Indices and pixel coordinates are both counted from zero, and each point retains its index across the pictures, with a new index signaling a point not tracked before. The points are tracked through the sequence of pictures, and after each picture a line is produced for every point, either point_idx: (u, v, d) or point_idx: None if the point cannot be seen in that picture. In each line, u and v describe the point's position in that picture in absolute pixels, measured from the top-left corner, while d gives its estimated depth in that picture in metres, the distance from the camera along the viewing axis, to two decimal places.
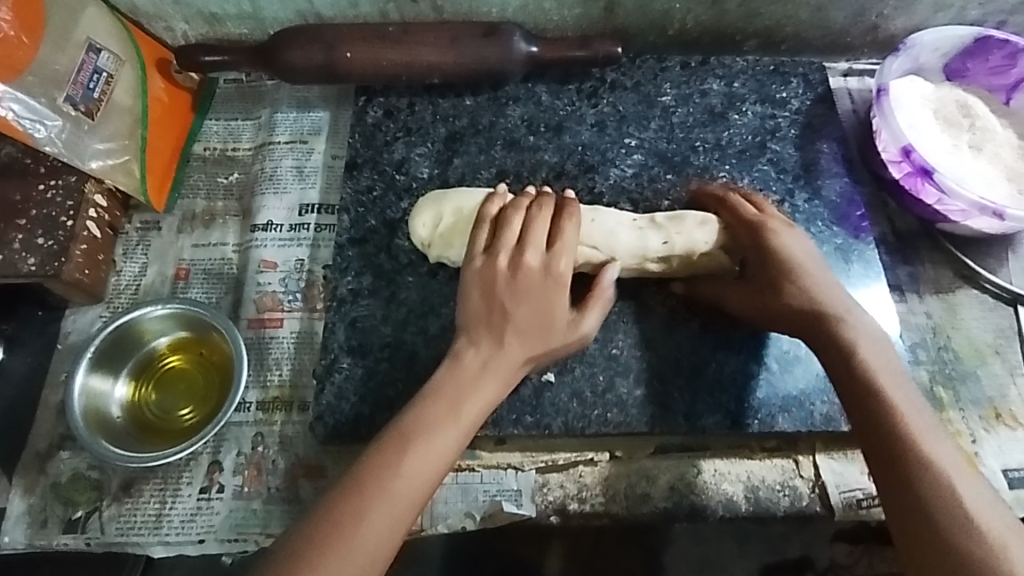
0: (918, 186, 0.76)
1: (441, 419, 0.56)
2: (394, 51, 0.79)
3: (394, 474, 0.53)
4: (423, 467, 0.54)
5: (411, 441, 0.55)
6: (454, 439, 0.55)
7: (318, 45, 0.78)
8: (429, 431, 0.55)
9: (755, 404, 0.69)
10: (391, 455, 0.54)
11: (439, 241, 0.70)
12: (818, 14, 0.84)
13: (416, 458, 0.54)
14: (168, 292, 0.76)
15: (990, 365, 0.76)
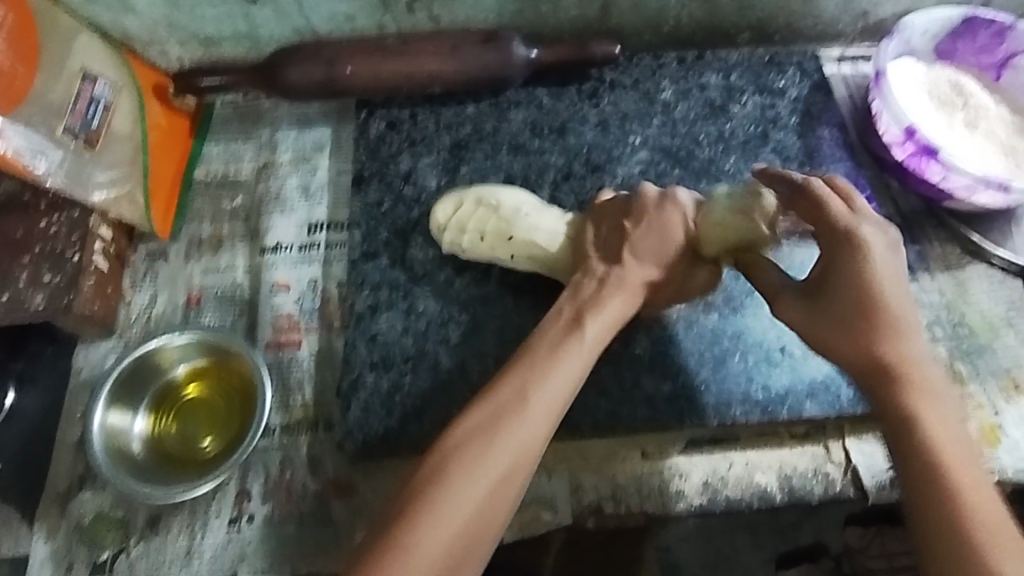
0: (922, 164, 0.76)
1: (528, 397, 0.55)
2: (396, 63, 0.78)
3: (484, 457, 0.52)
4: (516, 451, 0.53)
5: (498, 423, 0.54)
6: (546, 413, 0.55)
7: (319, 61, 0.77)
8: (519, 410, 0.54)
9: (783, 392, 0.69)
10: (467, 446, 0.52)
11: (453, 226, 0.71)
12: (810, 3, 0.85)
13: (504, 440, 0.53)
14: (180, 320, 0.75)
15: (1003, 337, 0.77)
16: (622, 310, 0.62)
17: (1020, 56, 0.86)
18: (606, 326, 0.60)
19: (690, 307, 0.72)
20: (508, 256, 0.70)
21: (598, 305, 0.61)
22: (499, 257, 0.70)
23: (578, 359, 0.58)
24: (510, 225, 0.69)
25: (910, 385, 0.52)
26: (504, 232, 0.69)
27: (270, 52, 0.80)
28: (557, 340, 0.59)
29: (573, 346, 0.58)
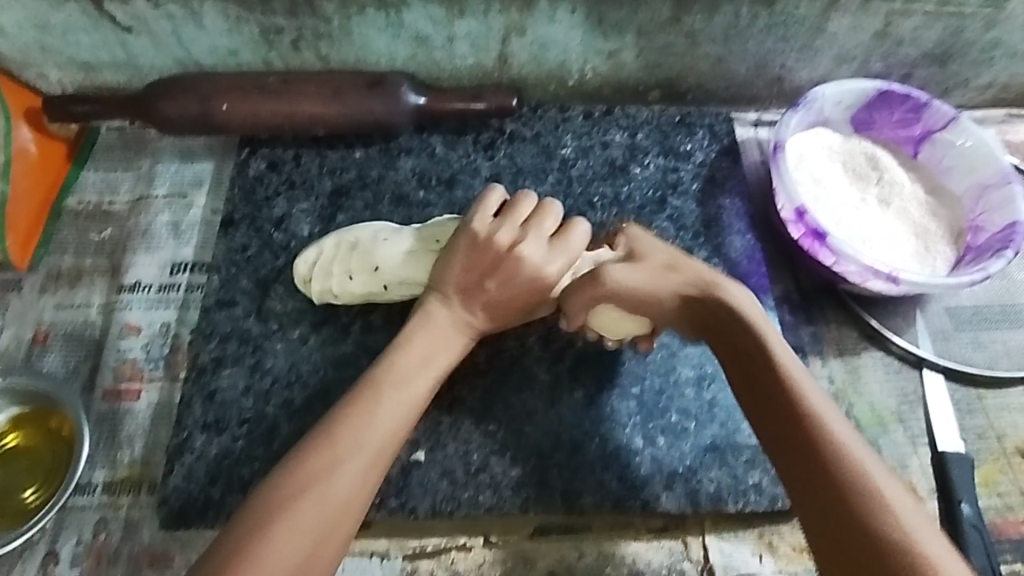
0: (814, 247, 0.73)
1: (367, 419, 0.57)
2: (275, 102, 0.75)
3: (326, 483, 0.53)
4: (355, 471, 0.54)
5: (356, 435, 0.56)
6: (381, 438, 0.56)
7: (193, 96, 0.74)
8: (357, 433, 0.56)
9: (639, 483, 0.65)
10: (313, 472, 0.53)
11: (319, 273, 0.69)
12: (720, 65, 0.81)
13: (346, 467, 0.54)
14: (22, 358, 0.72)
15: (891, 433, 0.72)
16: (455, 357, 0.63)
17: (938, 133, 0.81)
18: (437, 374, 0.62)
19: (553, 383, 0.68)
20: (382, 287, 0.67)
21: (432, 353, 0.62)
22: (374, 293, 0.68)
23: (422, 382, 0.60)
24: (370, 256, 0.67)
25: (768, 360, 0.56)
26: (369, 265, 0.67)
27: (147, 82, 0.77)
28: (397, 367, 0.60)
29: (409, 377, 0.60)
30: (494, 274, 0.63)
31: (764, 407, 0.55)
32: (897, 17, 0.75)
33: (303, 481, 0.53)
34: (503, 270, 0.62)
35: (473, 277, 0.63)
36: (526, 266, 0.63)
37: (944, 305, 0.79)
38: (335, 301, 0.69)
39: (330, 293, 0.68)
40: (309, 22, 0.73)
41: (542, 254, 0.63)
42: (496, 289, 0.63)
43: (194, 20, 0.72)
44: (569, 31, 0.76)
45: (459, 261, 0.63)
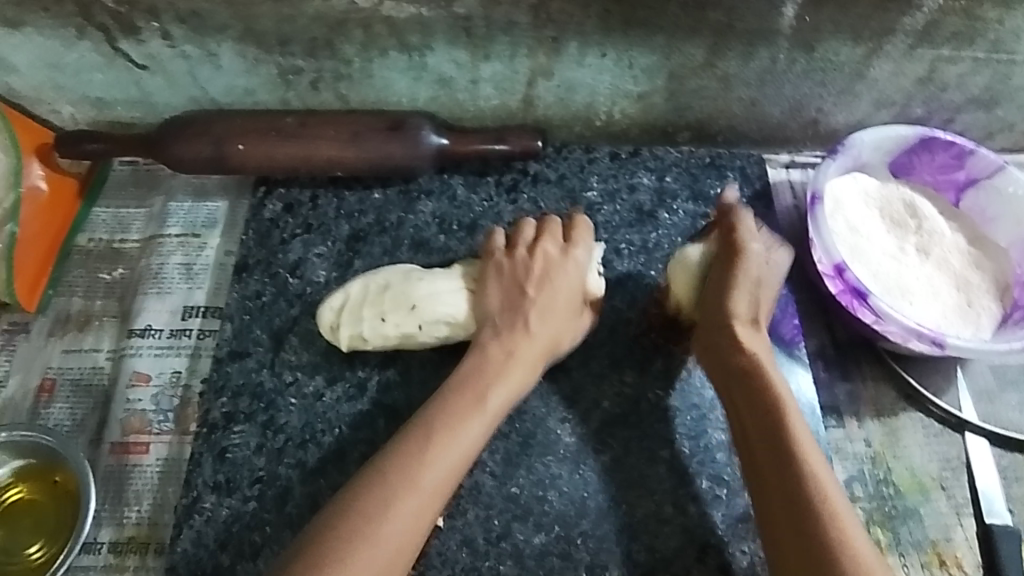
0: (853, 305, 0.70)
1: (424, 456, 0.55)
2: (291, 145, 0.72)
3: (378, 529, 0.52)
4: (410, 508, 0.53)
5: (409, 475, 0.54)
6: (437, 481, 0.55)
7: (208, 137, 0.72)
8: (413, 471, 0.54)
9: (669, 556, 0.61)
10: (355, 520, 0.52)
11: (347, 318, 0.65)
12: (753, 108, 0.78)
13: (403, 506, 0.53)
14: (29, 408, 0.70)
15: (933, 502, 0.69)
16: (520, 388, 0.62)
17: (983, 180, 0.78)
18: (501, 404, 0.60)
19: (579, 446, 0.65)
20: (416, 327, 0.64)
21: (495, 383, 0.60)
22: (407, 334, 0.64)
23: (482, 423, 0.58)
24: (407, 294, 0.64)
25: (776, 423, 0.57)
26: (404, 303, 0.64)
27: (161, 122, 0.75)
28: (450, 411, 0.58)
29: (471, 413, 0.58)
30: (539, 283, 0.64)
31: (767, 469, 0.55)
32: (943, 63, 0.72)
33: (350, 530, 0.51)
34: (549, 274, 0.65)
35: (519, 282, 0.64)
36: (567, 272, 0.65)
37: (988, 363, 0.75)
38: (363, 346, 0.65)
39: (358, 338, 0.65)
40: (329, 63, 0.70)
41: (585, 263, 0.67)
42: (546, 297, 0.64)
43: (210, 61, 0.70)
44: (597, 74, 0.73)
45: (492, 290, 0.65)
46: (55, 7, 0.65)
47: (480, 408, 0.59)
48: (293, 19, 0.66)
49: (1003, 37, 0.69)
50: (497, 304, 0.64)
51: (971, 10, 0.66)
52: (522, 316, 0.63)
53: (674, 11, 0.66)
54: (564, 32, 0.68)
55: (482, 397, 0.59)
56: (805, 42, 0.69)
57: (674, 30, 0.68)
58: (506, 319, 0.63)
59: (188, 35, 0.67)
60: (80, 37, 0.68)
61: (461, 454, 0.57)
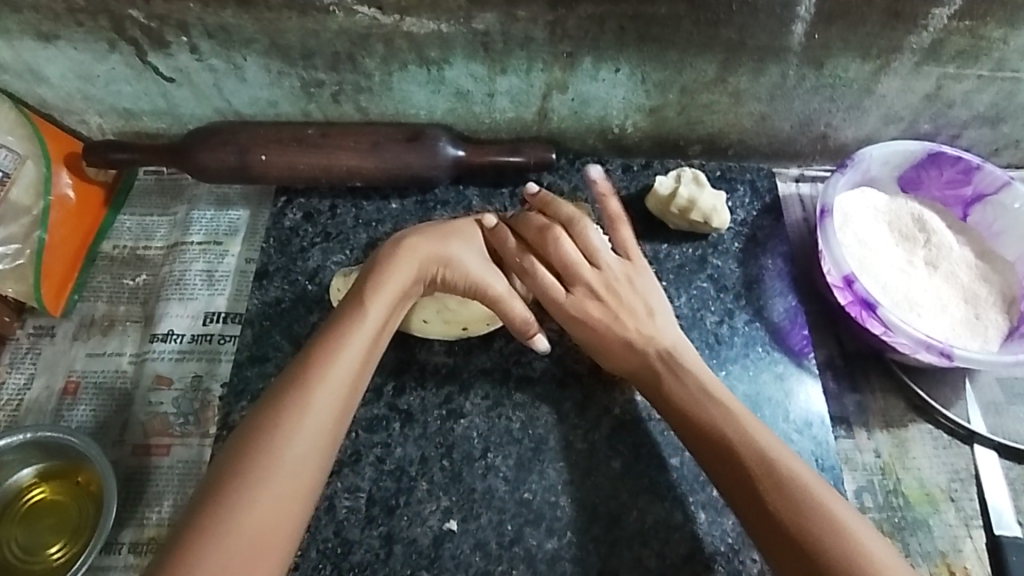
0: (862, 316, 0.71)
1: (338, 346, 0.58)
2: (312, 155, 0.74)
3: (298, 418, 0.54)
4: (324, 393, 0.56)
5: (305, 392, 0.56)
6: (327, 398, 0.56)
7: (232, 147, 0.74)
8: (333, 360, 0.58)
9: (679, 562, 0.62)
10: (286, 416, 0.54)
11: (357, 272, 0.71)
12: (763, 122, 0.79)
13: (299, 421, 0.54)
14: (53, 409, 0.71)
15: (942, 513, 0.69)
16: (403, 287, 0.63)
17: (990, 196, 0.79)
18: (387, 305, 0.62)
19: (590, 453, 0.66)
20: None
21: (377, 286, 0.62)
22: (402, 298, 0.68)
23: (381, 305, 0.62)
24: None
25: (730, 441, 0.57)
26: None
27: (188, 132, 0.77)
28: (340, 328, 0.60)
29: (370, 302, 0.62)
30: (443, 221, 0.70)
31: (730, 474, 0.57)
32: (950, 80, 0.73)
33: (280, 426, 0.54)
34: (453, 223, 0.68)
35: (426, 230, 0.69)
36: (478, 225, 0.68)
37: (996, 376, 0.76)
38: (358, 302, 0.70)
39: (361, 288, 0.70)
40: (350, 77, 0.72)
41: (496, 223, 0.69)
42: (464, 227, 0.68)
43: (236, 74, 0.72)
44: (611, 89, 0.74)
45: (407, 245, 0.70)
46: (89, 23, 0.67)
47: (371, 301, 0.62)
48: (316, 34, 0.68)
49: (1008, 55, 0.71)
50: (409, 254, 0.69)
51: (977, 29, 0.68)
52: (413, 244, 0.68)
53: (686, 28, 0.68)
54: (578, 48, 0.70)
55: (380, 288, 0.62)
56: (814, 59, 0.71)
57: (686, 47, 0.70)
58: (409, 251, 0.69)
59: (215, 49, 0.70)
60: (111, 51, 0.70)
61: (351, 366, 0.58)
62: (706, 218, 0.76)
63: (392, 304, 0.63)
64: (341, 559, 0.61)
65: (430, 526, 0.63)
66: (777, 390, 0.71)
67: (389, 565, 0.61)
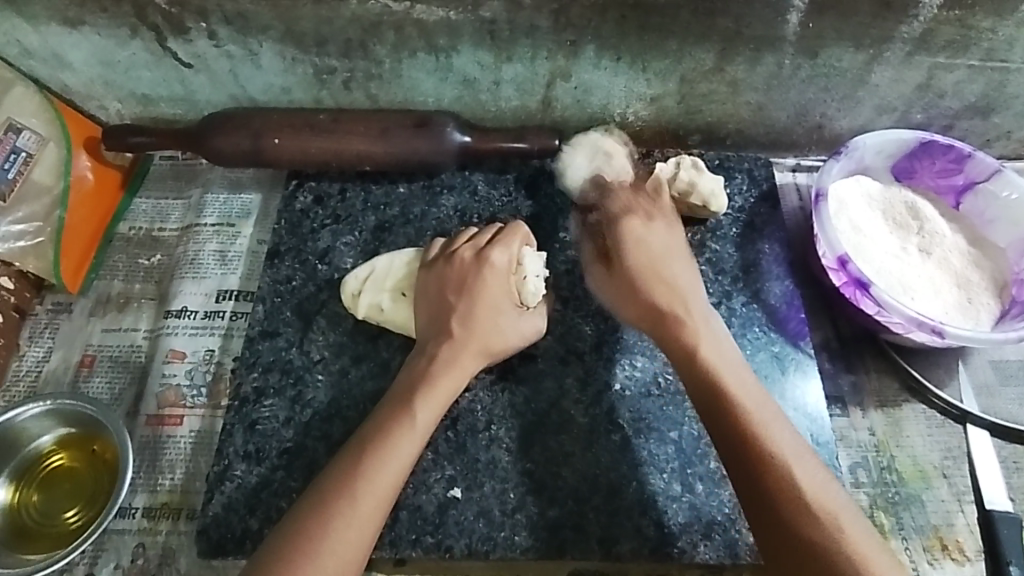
0: (856, 296, 0.73)
1: (391, 443, 0.58)
2: (323, 140, 0.77)
3: (352, 517, 0.54)
4: (377, 494, 0.56)
5: (354, 486, 0.56)
6: (378, 500, 0.56)
7: (246, 132, 0.76)
8: (383, 459, 0.57)
9: (678, 530, 0.64)
10: (338, 509, 0.54)
11: (368, 288, 0.71)
12: (760, 112, 0.82)
13: (352, 513, 0.54)
14: (69, 381, 0.74)
15: (935, 489, 0.71)
16: (454, 390, 0.63)
17: (980, 184, 0.81)
18: (436, 408, 0.62)
19: (591, 426, 0.68)
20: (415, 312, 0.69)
21: (427, 390, 0.62)
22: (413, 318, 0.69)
23: (430, 409, 0.61)
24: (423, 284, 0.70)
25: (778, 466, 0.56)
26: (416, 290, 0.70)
27: (203, 117, 0.79)
28: (387, 428, 0.59)
29: (418, 405, 0.61)
30: (460, 288, 0.66)
31: (736, 458, 0.57)
32: (941, 71, 0.76)
33: (334, 518, 0.54)
34: (466, 284, 0.66)
35: (440, 295, 0.67)
36: (489, 275, 0.67)
37: (988, 359, 0.78)
38: (373, 317, 0.71)
39: (375, 306, 0.70)
40: (361, 64, 0.75)
41: (506, 264, 0.68)
42: (486, 299, 0.66)
43: (251, 60, 0.75)
44: (612, 77, 0.77)
45: (425, 291, 0.68)
46: (113, 8, 0.70)
47: (421, 404, 0.61)
48: (330, 21, 0.71)
49: (996, 46, 0.73)
50: (432, 308, 0.67)
51: (965, 20, 0.70)
52: (444, 307, 0.66)
53: (685, 16, 0.71)
54: (582, 36, 0.72)
55: (431, 391, 0.62)
56: (809, 49, 0.74)
57: (686, 35, 0.73)
58: (435, 312, 0.67)
59: (233, 36, 0.73)
60: (133, 36, 0.73)
61: (402, 465, 0.58)
62: (705, 201, 0.78)
63: (445, 406, 0.63)
64: None
65: (435, 493, 0.65)
66: (774, 368, 0.73)
67: (395, 531, 0.63)
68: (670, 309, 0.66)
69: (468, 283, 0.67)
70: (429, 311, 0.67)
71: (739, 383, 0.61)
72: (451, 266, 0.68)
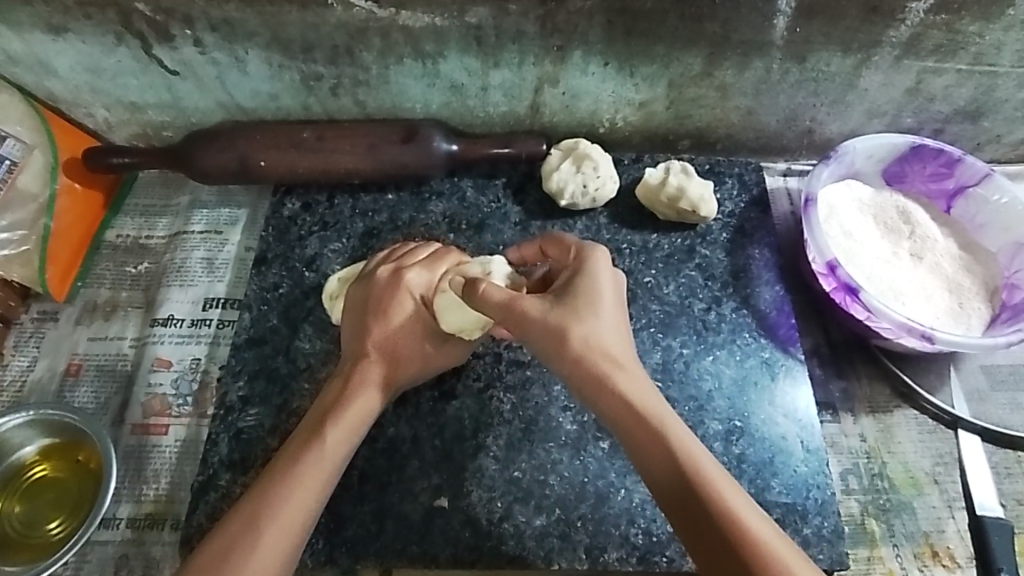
0: (846, 302, 0.72)
1: (297, 472, 0.54)
2: (310, 159, 0.77)
3: (254, 555, 0.50)
4: (284, 527, 0.52)
5: (258, 523, 0.51)
6: (283, 535, 0.51)
7: (231, 150, 0.76)
8: (287, 492, 0.53)
9: (665, 539, 0.63)
10: (234, 552, 0.50)
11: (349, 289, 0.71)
12: (750, 116, 0.81)
13: (250, 556, 0.50)
14: (56, 389, 0.73)
15: (926, 496, 0.71)
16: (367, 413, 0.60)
17: (971, 188, 0.81)
18: (348, 434, 0.58)
19: (578, 434, 0.67)
20: None
21: (338, 415, 0.59)
22: None
23: (342, 430, 0.58)
24: None
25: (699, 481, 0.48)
26: None
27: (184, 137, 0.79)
28: (294, 458, 0.56)
29: (328, 432, 0.57)
30: (379, 307, 0.63)
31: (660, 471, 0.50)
32: (930, 75, 0.76)
33: (232, 562, 0.49)
34: (386, 301, 0.63)
35: (360, 317, 0.64)
36: (409, 294, 0.64)
37: (980, 364, 0.77)
38: None
39: None
40: (348, 70, 0.75)
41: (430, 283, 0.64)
42: (408, 317, 0.63)
43: (238, 66, 0.75)
44: (601, 82, 0.77)
45: (351, 315, 0.65)
46: (98, 16, 0.70)
47: (330, 430, 0.58)
48: (315, 28, 0.70)
49: (985, 50, 0.73)
50: (353, 333, 0.64)
51: (953, 24, 0.70)
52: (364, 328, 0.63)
53: (672, 22, 0.70)
54: (569, 42, 0.72)
55: (342, 417, 0.59)
56: (797, 53, 0.73)
57: (673, 40, 0.72)
58: (355, 337, 0.64)
59: (219, 43, 0.72)
60: (118, 44, 0.72)
61: (310, 496, 0.54)
62: (694, 207, 0.77)
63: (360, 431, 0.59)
64: (334, 534, 0.63)
65: (421, 501, 0.64)
66: (762, 373, 0.73)
67: (381, 540, 0.63)
68: (569, 331, 0.53)
69: (390, 303, 0.63)
70: (353, 333, 0.64)
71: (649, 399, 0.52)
72: (371, 289, 0.65)
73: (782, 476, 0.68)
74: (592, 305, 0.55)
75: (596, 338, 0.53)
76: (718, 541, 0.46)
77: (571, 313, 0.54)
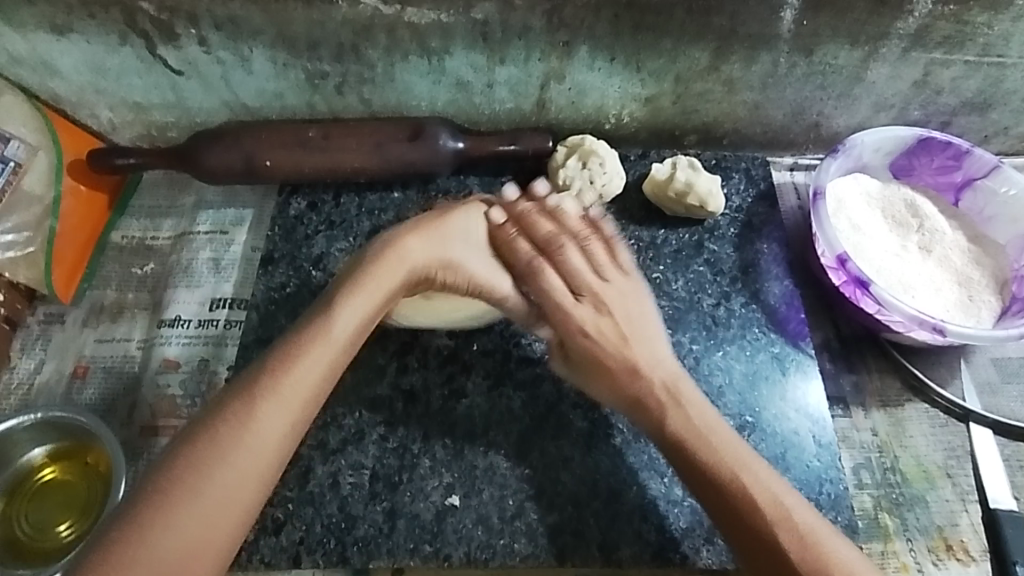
0: (856, 295, 0.72)
1: (301, 351, 0.55)
2: (317, 157, 0.76)
3: (247, 433, 0.51)
4: (284, 408, 0.52)
5: (253, 400, 0.52)
6: (281, 413, 0.52)
7: (236, 151, 0.76)
8: (290, 370, 0.53)
9: (679, 536, 0.63)
10: (230, 430, 0.50)
11: None
12: (757, 110, 0.81)
13: (241, 441, 0.50)
14: (63, 392, 0.73)
15: (939, 489, 0.70)
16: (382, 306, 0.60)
17: (979, 181, 0.80)
18: (359, 314, 0.58)
19: (590, 431, 0.67)
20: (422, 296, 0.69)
21: (356, 288, 0.58)
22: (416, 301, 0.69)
23: (350, 314, 0.57)
24: None
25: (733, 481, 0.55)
26: None
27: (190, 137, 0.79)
28: (305, 335, 0.56)
29: (336, 309, 0.57)
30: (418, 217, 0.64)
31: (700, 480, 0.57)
32: (937, 67, 0.75)
33: (224, 435, 0.50)
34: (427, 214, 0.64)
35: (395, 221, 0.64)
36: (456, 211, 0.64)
37: (990, 357, 0.77)
38: None
39: None
40: (353, 68, 0.75)
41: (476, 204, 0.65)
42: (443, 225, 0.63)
43: (243, 66, 0.74)
44: (607, 78, 0.77)
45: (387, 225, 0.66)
46: (102, 16, 0.69)
47: (341, 307, 0.57)
48: (321, 25, 0.70)
49: (993, 41, 0.73)
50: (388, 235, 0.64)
51: (961, 15, 0.70)
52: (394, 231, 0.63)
53: (679, 16, 0.70)
54: (575, 37, 0.72)
55: (356, 292, 0.58)
56: (805, 46, 0.73)
57: (680, 34, 0.72)
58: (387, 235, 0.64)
59: (224, 42, 0.72)
60: (122, 43, 0.72)
61: (309, 383, 0.54)
62: (703, 202, 0.77)
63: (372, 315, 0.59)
64: (345, 533, 0.63)
65: (433, 501, 0.64)
66: (773, 368, 0.73)
67: (392, 540, 0.62)
68: (618, 352, 0.62)
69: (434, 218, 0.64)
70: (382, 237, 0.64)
71: (692, 418, 0.59)
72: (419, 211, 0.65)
73: (794, 471, 0.68)
74: (640, 337, 0.63)
75: (645, 365, 0.61)
76: (745, 525, 0.54)
77: (622, 342, 0.62)
